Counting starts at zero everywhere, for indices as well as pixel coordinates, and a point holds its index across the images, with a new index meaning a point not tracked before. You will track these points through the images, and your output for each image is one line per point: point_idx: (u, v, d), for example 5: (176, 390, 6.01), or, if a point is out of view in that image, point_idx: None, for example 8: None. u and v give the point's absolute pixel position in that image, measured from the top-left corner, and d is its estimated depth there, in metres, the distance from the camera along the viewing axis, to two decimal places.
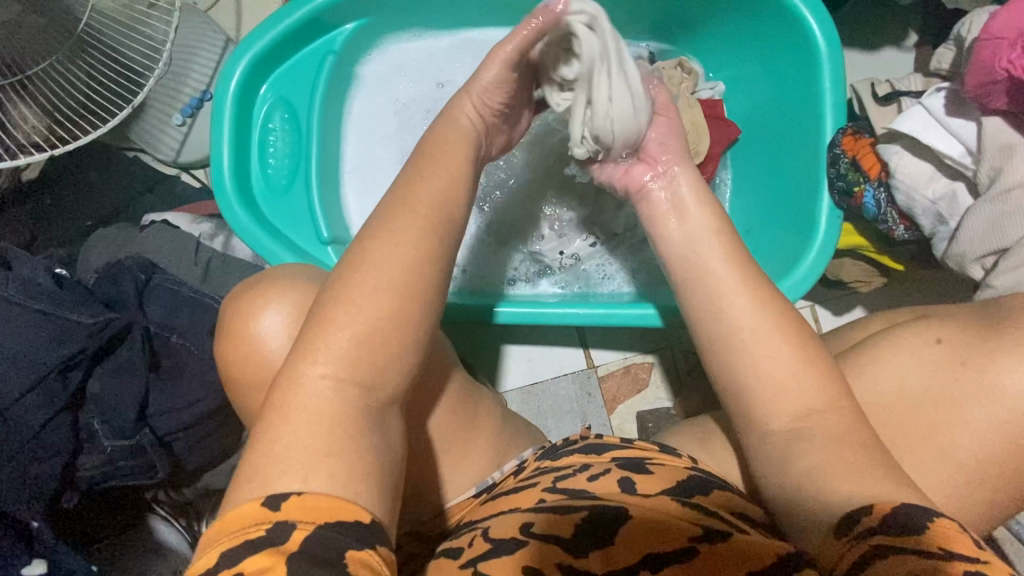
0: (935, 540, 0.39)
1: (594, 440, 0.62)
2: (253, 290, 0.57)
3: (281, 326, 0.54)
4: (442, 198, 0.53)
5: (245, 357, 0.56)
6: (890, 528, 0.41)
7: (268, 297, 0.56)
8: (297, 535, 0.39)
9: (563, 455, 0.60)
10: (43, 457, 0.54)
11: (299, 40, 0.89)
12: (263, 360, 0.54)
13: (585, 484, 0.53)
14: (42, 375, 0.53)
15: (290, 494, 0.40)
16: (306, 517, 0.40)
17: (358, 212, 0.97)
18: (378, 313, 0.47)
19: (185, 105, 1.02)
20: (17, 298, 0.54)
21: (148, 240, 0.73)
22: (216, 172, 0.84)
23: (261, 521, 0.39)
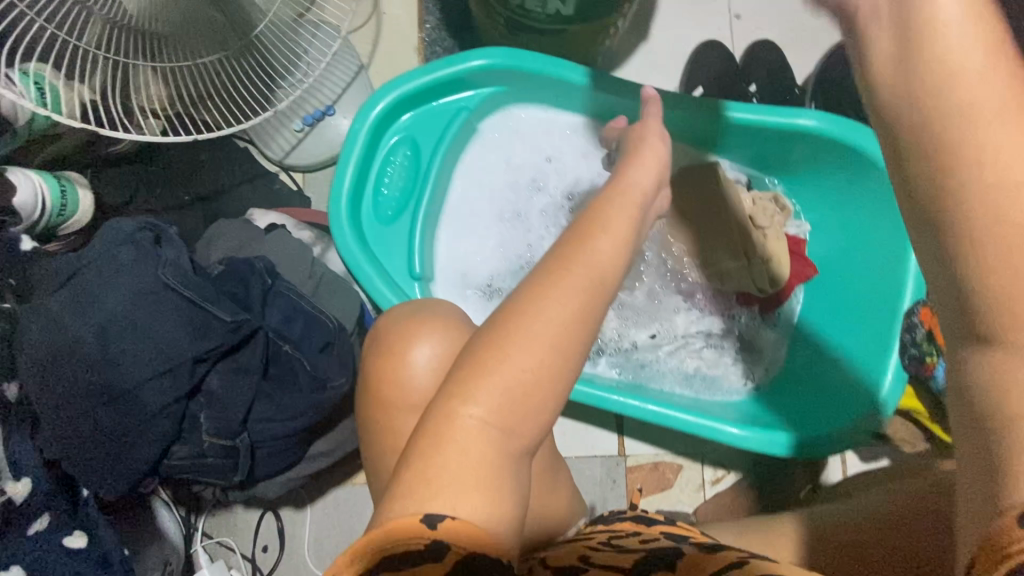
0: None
1: (647, 517, 0.67)
2: (400, 326, 0.63)
3: (419, 369, 0.59)
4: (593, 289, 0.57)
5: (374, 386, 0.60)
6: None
7: (410, 338, 0.61)
8: (449, 555, 0.47)
9: (618, 524, 0.66)
10: (147, 441, 0.55)
11: (441, 90, 0.95)
12: None
13: (637, 544, 0.59)
14: (177, 362, 0.54)
15: (446, 516, 0.47)
16: (459, 541, 0.47)
17: (448, 254, 1.01)
18: None
19: (309, 114, 1.08)
20: (170, 281, 0.56)
21: (271, 245, 0.75)
22: (336, 191, 0.88)
23: (420, 536, 0.46)
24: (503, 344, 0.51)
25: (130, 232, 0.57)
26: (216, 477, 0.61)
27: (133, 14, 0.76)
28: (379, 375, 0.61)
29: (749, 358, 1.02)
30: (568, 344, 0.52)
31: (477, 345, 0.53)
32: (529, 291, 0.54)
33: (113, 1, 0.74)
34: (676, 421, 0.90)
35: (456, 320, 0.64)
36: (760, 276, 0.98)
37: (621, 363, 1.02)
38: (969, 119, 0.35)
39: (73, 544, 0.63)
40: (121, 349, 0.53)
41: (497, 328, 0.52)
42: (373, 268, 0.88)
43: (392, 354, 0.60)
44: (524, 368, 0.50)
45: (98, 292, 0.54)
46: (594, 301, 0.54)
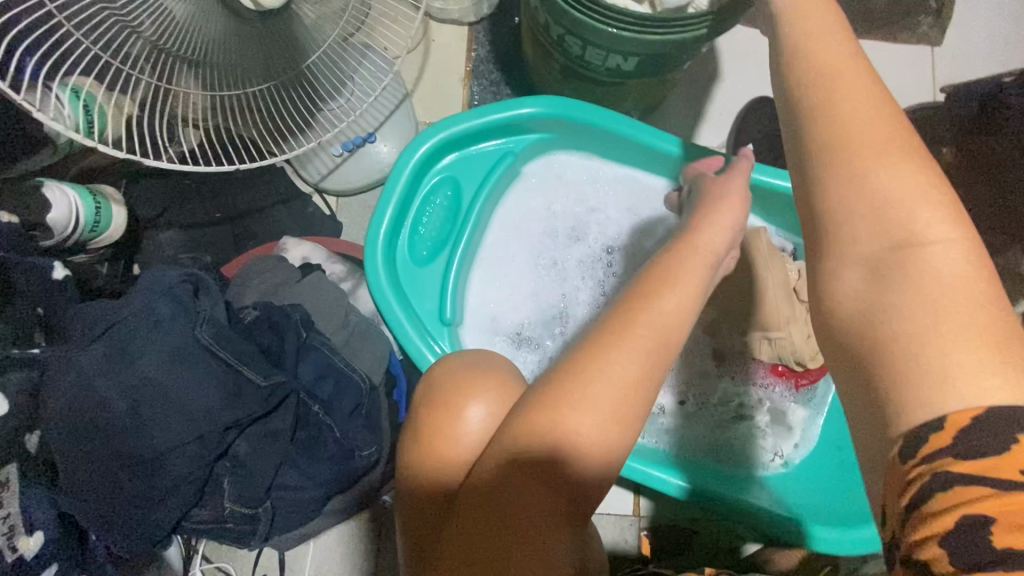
0: (1010, 462, 0.34)
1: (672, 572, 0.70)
2: (451, 382, 0.61)
3: (471, 430, 0.57)
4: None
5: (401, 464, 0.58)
6: (963, 455, 0.35)
7: (452, 405, 0.59)
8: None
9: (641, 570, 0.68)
10: (168, 506, 0.52)
11: (488, 134, 0.93)
12: None
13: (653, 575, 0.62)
14: (206, 431, 0.52)
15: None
16: None
17: (479, 299, 0.99)
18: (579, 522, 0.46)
19: (348, 140, 1.04)
20: (208, 342, 0.53)
21: (306, 289, 0.73)
22: (373, 230, 0.86)
23: None
24: (545, 421, 0.48)
25: (170, 283, 0.55)
26: (233, 541, 0.58)
27: (180, 20, 0.72)
28: (421, 434, 0.60)
29: (777, 432, 1.00)
30: (625, 440, 0.49)
31: (526, 414, 0.50)
32: (570, 367, 0.50)
33: (160, 7, 0.70)
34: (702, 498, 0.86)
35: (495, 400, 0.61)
36: (799, 347, 0.92)
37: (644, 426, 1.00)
38: (862, 171, 0.43)
39: None
40: (150, 413, 0.51)
41: (540, 401, 0.50)
42: (404, 313, 0.85)
43: (431, 429, 0.58)
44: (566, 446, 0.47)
45: (133, 350, 0.51)
46: (657, 381, 0.50)
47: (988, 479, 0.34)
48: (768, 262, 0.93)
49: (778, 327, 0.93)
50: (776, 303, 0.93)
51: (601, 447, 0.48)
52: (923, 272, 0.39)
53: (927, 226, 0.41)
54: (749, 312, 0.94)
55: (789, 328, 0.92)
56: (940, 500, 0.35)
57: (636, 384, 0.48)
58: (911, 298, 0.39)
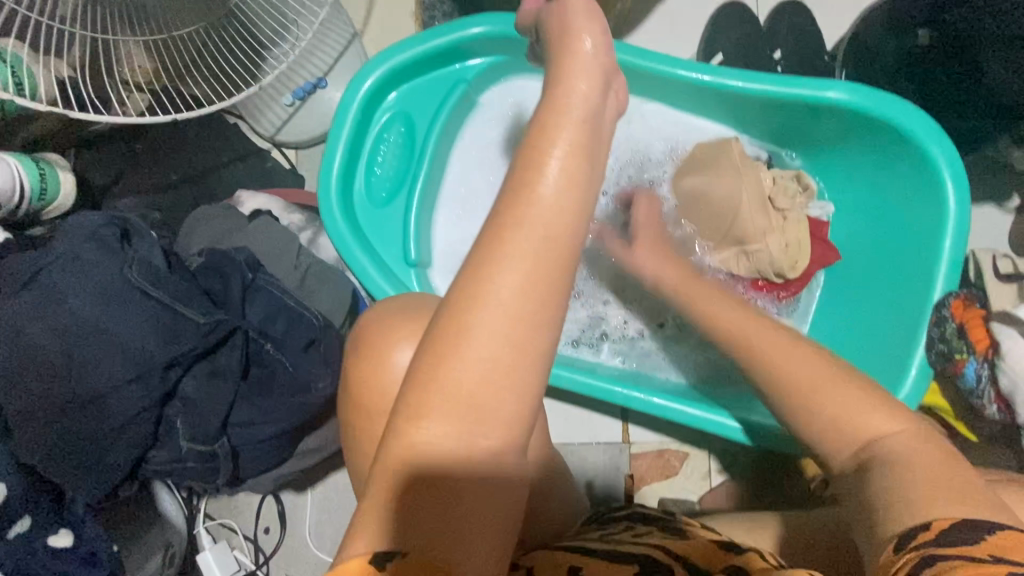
0: (984, 547, 0.39)
1: (646, 511, 0.68)
2: (381, 324, 0.57)
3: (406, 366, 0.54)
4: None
5: (353, 392, 0.57)
6: (942, 540, 0.40)
7: (388, 335, 0.56)
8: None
9: (612, 520, 0.66)
10: (120, 448, 0.53)
11: (436, 62, 0.89)
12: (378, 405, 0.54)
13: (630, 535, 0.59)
14: (146, 369, 0.51)
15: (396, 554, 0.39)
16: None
17: (446, 239, 0.96)
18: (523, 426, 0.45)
19: (298, 87, 1.02)
20: (140, 283, 0.52)
21: (254, 233, 0.71)
22: (324, 173, 0.83)
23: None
24: (450, 338, 0.39)
25: (95, 227, 0.53)
26: (198, 481, 0.59)
27: None
28: (364, 363, 0.57)
29: None
30: None
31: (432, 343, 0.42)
32: None
33: None
34: (687, 416, 0.86)
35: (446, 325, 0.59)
36: (778, 258, 0.89)
37: (623, 353, 0.99)
38: None
39: (58, 545, 0.61)
40: (88, 355, 0.50)
41: (445, 318, 0.39)
42: (365, 256, 0.84)
43: (371, 359, 0.56)
44: (480, 360, 0.38)
45: (61, 294, 0.50)
46: None
47: (964, 555, 0.38)
48: (739, 173, 0.90)
49: (754, 239, 0.90)
50: (750, 214, 0.89)
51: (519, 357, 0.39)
52: None
53: None
54: (725, 225, 0.91)
55: (766, 239, 0.89)
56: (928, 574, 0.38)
57: (556, 291, 0.39)
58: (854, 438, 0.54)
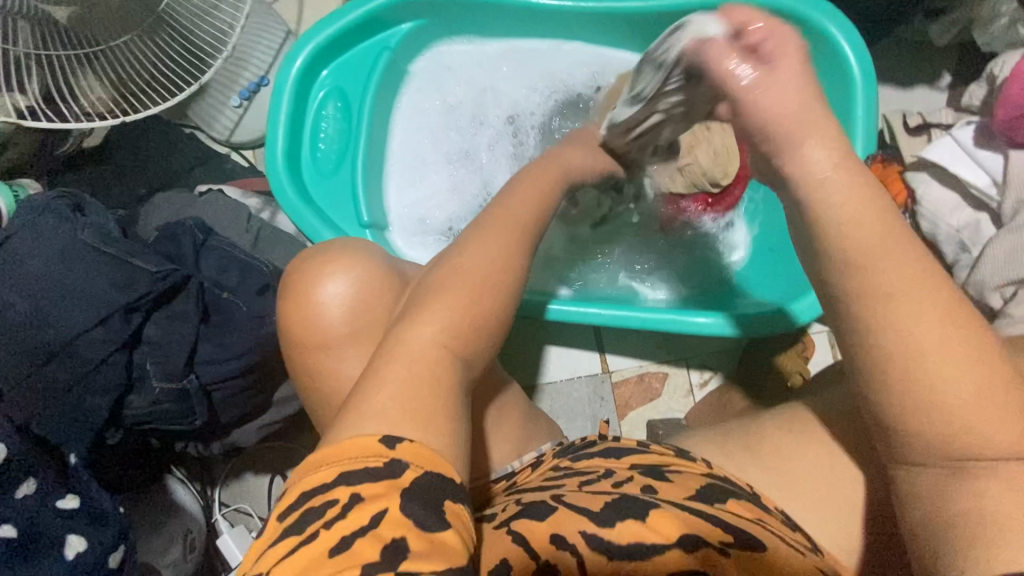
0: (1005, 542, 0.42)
1: (613, 443, 0.70)
2: (315, 257, 0.62)
3: (341, 288, 0.60)
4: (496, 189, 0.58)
5: (294, 327, 0.61)
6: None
7: (322, 269, 0.61)
8: (408, 474, 0.43)
9: (582, 457, 0.67)
10: (97, 391, 0.58)
11: (359, 35, 0.95)
12: (321, 318, 0.60)
13: (610, 487, 0.59)
14: (106, 312, 0.57)
15: (405, 439, 0.44)
16: (416, 460, 0.44)
17: (398, 201, 1.02)
18: (452, 307, 0.52)
19: (243, 88, 1.09)
20: (92, 242, 0.59)
21: (205, 207, 0.77)
22: (270, 151, 0.89)
23: (381, 455, 0.43)
24: None
25: (47, 201, 0.60)
26: (177, 423, 0.64)
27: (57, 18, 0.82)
28: (300, 290, 0.61)
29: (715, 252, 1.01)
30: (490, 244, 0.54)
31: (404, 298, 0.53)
32: None
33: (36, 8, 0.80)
34: (658, 320, 0.88)
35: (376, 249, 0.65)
36: (708, 169, 0.91)
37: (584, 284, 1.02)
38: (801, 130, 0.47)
39: (65, 506, 0.67)
40: (53, 305, 0.56)
41: None
42: (319, 220, 0.89)
43: (300, 292, 0.60)
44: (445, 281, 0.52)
45: (22, 256, 0.57)
46: None
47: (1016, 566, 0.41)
48: None
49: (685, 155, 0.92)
50: None
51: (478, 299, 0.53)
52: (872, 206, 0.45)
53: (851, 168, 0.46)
54: None
55: (694, 152, 0.91)
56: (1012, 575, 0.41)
57: None
58: (900, 374, 0.44)
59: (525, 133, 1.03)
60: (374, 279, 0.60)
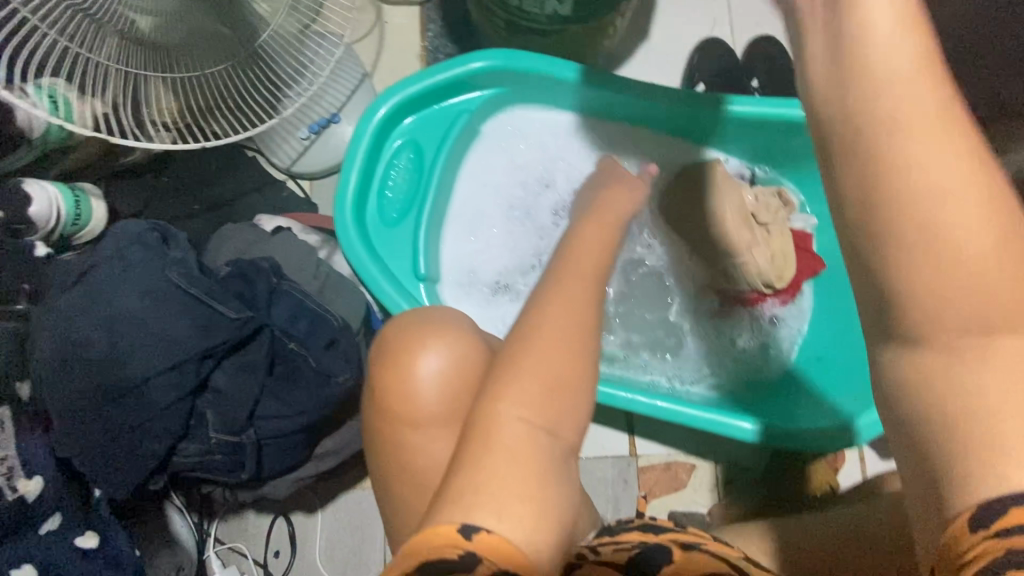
0: None
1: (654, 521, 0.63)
2: (406, 329, 0.62)
3: (428, 377, 0.58)
4: (575, 299, 0.59)
5: (380, 389, 0.59)
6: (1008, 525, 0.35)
7: (422, 337, 0.60)
8: (480, 569, 0.44)
9: (623, 532, 0.60)
10: (156, 437, 0.57)
11: (442, 94, 0.96)
12: (401, 398, 0.58)
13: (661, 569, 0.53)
14: (182, 359, 0.56)
15: (481, 529, 0.45)
16: (492, 556, 0.44)
17: (453, 255, 1.02)
18: (551, 393, 0.52)
19: (313, 122, 1.10)
20: (178, 281, 0.58)
21: (276, 246, 0.77)
22: (341, 193, 0.89)
23: (456, 544, 0.45)
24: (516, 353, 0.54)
25: (139, 232, 0.59)
26: (223, 475, 0.62)
27: (144, 33, 0.80)
28: (385, 337, 0.62)
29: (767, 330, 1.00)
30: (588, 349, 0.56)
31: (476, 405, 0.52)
32: None
33: (124, 17, 0.77)
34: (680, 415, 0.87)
35: (459, 317, 0.64)
36: (765, 269, 0.94)
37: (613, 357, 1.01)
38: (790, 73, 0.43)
39: (84, 545, 0.65)
40: (127, 345, 0.55)
41: (516, 339, 0.55)
42: (378, 269, 0.89)
43: (393, 345, 0.60)
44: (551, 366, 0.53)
45: (107, 290, 0.56)
46: None
47: None
48: (722, 191, 0.97)
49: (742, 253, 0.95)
50: (735, 228, 0.95)
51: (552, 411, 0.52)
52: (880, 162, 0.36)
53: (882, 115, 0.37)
54: (715, 240, 0.96)
55: (752, 252, 0.94)
56: (990, 550, 0.35)
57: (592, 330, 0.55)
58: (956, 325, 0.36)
59: None
60: (465, 362, 0.59)
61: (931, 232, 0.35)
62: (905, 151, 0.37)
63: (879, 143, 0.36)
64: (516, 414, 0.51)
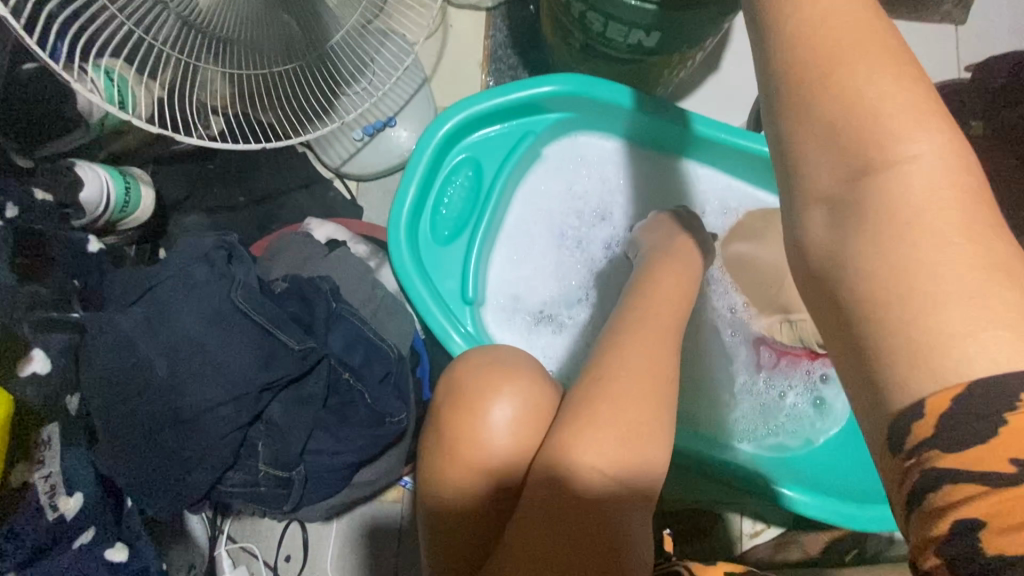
0: None
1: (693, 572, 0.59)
2: (476, 376, 0.61)
3: (498, 429, 0.58)
4: (652, 362, 0.57)
5: (447, 429, 0.59)
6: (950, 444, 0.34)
7: (489, 387, 0.59)
8: None
9: None
10: (208, 466, 0.58)
11: (509, 113, 0.93)
12: (463, 447, 0.57)
13: None
14: (243, 392, 0.58)
15: None
16: None
17: (499, 278, 0.99)
18: (627, 458, 0.52)
19: (368, 124, 1.07)
20: (243, 307, 0.60)
21: (330, 265, 0.73)
22: (397, 208, 0.86)
23: None
24: (593, 411, 0.54)
25: (208, 252, 0.62)
26: (267, 506, 0.63)
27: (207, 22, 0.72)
28: (458, 379, 0.62)
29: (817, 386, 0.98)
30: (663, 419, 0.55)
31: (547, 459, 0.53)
32: None
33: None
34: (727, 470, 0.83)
35: (524, 367, 0.63)
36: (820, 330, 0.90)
37: None
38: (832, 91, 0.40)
39: (114, 559, 0.62)
40: (190, 372, 0.57)
41: (590, 396, 0.56)
42: (426, 289, 0.86)
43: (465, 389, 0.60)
44: (628, 428, 0.53)
45: (174, 314, 0.58)
46: None
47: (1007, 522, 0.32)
48: (786, 243, 0.94)
49: (797, 309, 0.91)
50: (795, 284, 0.92)
51: (629, 470, 0.52)
52: (877, 208, 0.38)
53: (896, 145, 0.38)
54: (772, 293, 0.94)
55: (808, 310, 0.91)
56: (940, 496, 0.34)
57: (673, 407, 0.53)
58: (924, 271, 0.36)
59: None
60: (532, 419, 0.58)
61: (870, 127, 0.39)
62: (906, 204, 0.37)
63: (828, 93, 0.40)
64: (593, 467, 0.52)
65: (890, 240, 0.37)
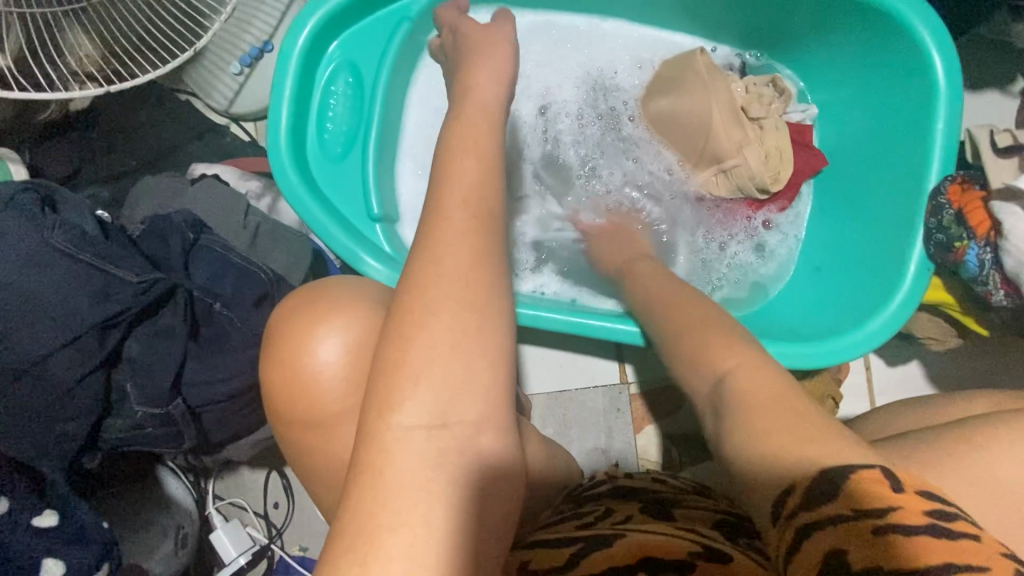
0: None
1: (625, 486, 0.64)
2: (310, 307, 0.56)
3: (329, 363, 0.54)
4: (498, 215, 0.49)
5: (290, 369, 0.56)
6: (818, 508, 0.37)
7: (322, 316, 0.55)
8: None
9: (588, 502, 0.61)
10: (72, 414, 0.61)
11: (373, 2, 0.84)
12: (317, 374, 0.54)
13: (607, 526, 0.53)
14: (82, 331, 0.59)
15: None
16: None
17: (408, 190, 0.93)
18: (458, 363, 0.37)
19: (244, 55, 0.99)
20: (63, 246, 0.59)
21: (196, 195, 0.72)
22: (272, 131, 0.80)
23: None
24: (415, 317, 0.38)
25: (14, 195, 0.60)
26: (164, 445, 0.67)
27: None
28: (298, 312, 0.57)
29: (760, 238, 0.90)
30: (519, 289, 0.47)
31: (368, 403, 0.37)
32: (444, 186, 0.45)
33: None
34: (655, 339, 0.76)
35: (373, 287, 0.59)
36: (757, 170, 0.83)
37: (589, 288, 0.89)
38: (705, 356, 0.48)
39: (42, 525, 0.61)
40: (21, 324, 0.57)
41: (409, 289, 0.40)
42: (323, 212, 0.80)
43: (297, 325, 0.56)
44: (459, 320, 0.38)
45: None
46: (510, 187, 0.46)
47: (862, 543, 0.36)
48: (707, 86, 0.84)
49: (731, 155, 0.85)
50: (725, 128, 0.84)
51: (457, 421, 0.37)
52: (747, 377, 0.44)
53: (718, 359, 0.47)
54: (700, 143, 0.86)
55: (743, 152, 0.84)
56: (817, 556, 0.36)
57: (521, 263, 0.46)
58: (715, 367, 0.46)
59: (557, 124, 0.92)
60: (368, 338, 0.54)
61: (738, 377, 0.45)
62: (719, 365, 0.46)
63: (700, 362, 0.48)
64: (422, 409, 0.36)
65: (746, 403, 0.43)
